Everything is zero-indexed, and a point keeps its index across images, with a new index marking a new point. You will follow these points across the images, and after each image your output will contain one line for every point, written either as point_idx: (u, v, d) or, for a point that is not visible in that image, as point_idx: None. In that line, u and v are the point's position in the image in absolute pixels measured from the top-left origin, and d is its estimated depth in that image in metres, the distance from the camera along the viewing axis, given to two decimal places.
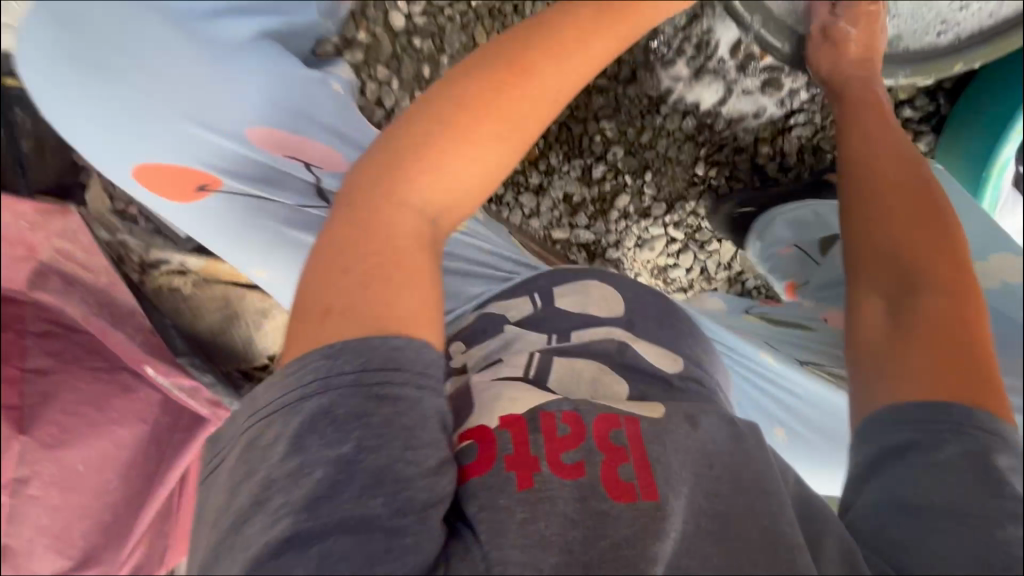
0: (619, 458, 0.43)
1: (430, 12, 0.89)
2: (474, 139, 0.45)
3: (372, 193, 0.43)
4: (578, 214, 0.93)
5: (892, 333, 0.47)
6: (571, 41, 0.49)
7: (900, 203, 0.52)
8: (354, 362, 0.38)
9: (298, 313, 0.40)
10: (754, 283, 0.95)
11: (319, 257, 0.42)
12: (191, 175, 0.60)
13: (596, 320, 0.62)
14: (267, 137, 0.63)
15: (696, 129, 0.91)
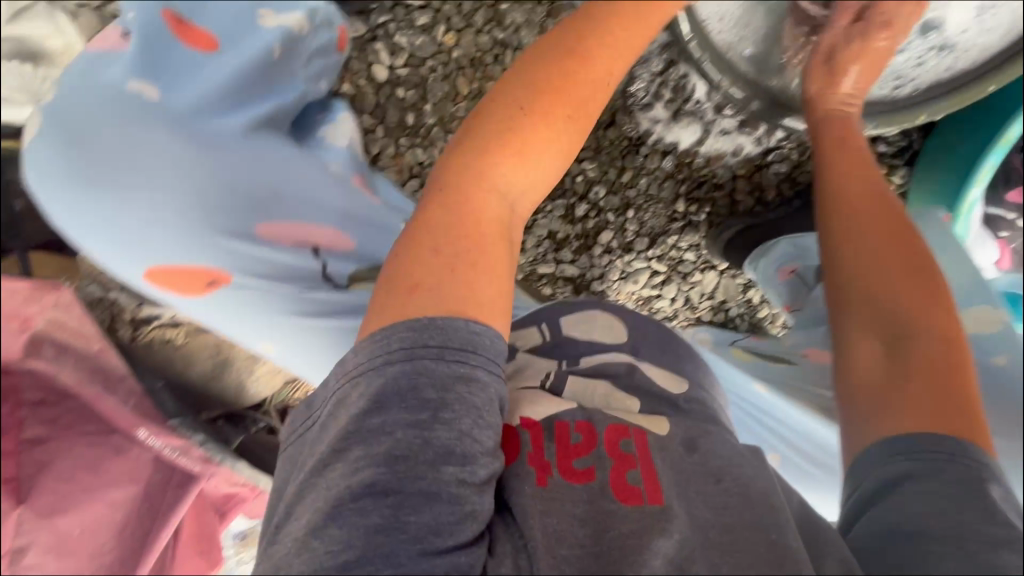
0: (627, 465, 0.47)
1: (413, 63, 0.90)
2: (546, 121, 0.48)
3: (464, 180, 0.45)
4: (563, 249, 1.02)
5: (887, 368, 0.50)
6: (621, 33, 0.53)
7: (882, 248, 0.56)
8: (439, 338, 0.38)
9: (383, 292, 0.41)
10: (737, 312, 1.06)
11: (394, 266, 0.42)
12: (202, 273, 0.57)
13: (605, 346, 0.63)
14: (282, 233, 0.60)
15: (675, 167, 1.03)
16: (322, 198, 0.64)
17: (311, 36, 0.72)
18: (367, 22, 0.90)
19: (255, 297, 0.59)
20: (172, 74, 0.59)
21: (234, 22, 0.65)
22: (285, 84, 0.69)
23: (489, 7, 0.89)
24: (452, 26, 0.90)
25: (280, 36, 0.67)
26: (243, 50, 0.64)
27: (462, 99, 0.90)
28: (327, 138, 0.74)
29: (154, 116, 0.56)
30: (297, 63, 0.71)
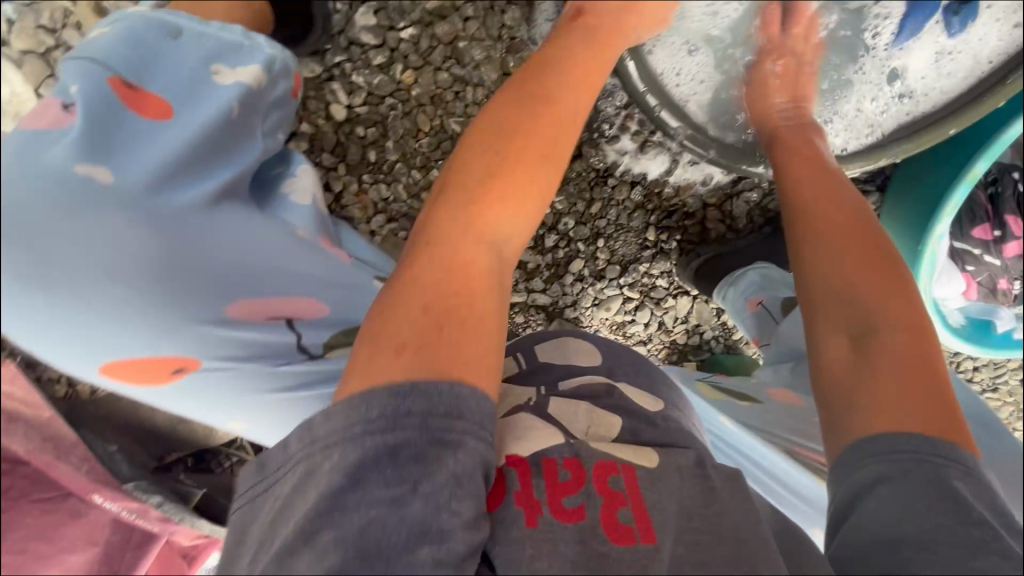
0: (616, 503, 0.47)
1: (373, 101, 0.90)
2: (523, 164, 0.49)
3: (447, 230, 0.45)
4: (534, 279, 1.04)
5: (858, 368, 0.54)
6: (579, 74, 0.54)
7: (848, 248, 0.61)
8: (422, 405, 0.37)
9: (368, 357, 0.39)
10: (711, 334, 1.14)
11: (374, 326, 0.41)
12: (167, 364, 0.54)
13: (582, 369, 0.63)
14: (253, 308, 0.58)
15: (643, 198, 1.05)
16: (296, 264, 0.62)
17: (267, 87, 0.68)
18: (322, 62, 0.88)
19: (229, 378, 0.59)
20: (117, 147, 0.50)
21: (185, 82, 0.60)
22: (243, 144, 0.63)
23: (447, 44, 0.89)
24: (409, 64, 0.90)
25: (238, 93, 0.63)
26: (202, 111, 0.59)
27: (424, 135, 0.91)
28: (293, 198, 0.72)
29: (106, 197, 0.47)
30: (256, 118, 0.66)
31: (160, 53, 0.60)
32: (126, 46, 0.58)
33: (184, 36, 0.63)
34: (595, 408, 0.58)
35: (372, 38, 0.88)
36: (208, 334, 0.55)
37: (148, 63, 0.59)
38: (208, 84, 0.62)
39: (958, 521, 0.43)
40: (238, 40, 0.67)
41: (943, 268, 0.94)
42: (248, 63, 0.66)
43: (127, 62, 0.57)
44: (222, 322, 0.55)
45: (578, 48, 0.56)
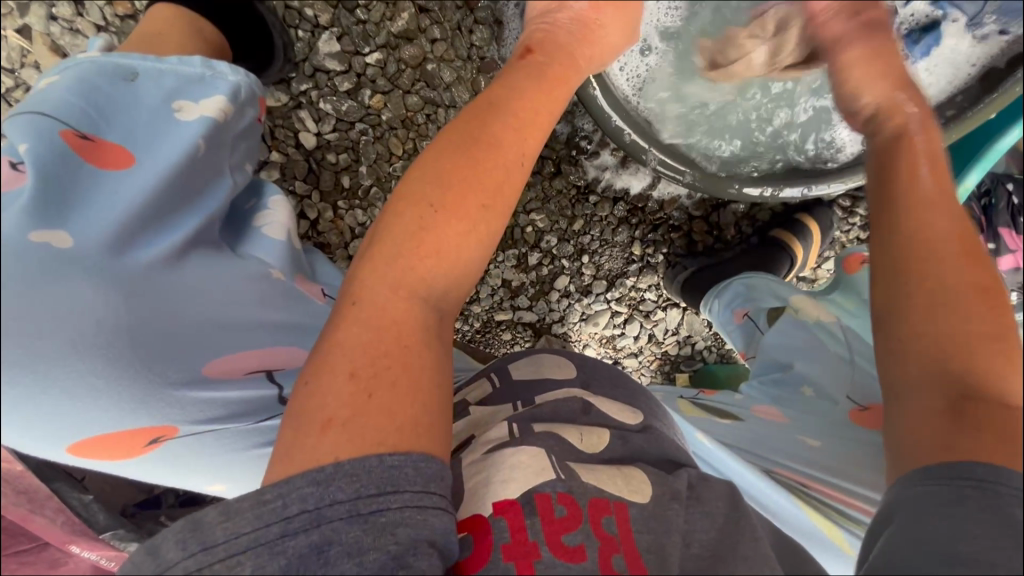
0: (612, 548, 0.43)
1: (342, 127, 0.88)
2: (459, 216, 0.47)
3: (380, 290, 0.43)
4: (519, 296, 1.02)
5: (958, 441, 0.43)
6: (524, 112, 0.53)
7: (969, 297, 0.47)
8: (349, 489, 0.36)
9: (293, 438, 0.38)
10: (703, 345, 1.12)
11: (300, 398, 0.40)
12: (140, 435, 0.45)
13: (557, 384, 0.61)
14: (226, 367, 0.49)
15: (627, 213, 1.02)
16: (266, 313, 0.53)
17: (237, 119, 0.53)
18: (289, 90, 0.86)
19: (207, 438, 0.50)
20: (78, 198, 0.41)
21: (143, 128, 0.47)
22: (214, 190, 0.50)
23: (415, 67, 0.87)
24: (377, 89, 0.87)
25: (203, 129, 0.49)
26: (161, 159, 0.46)
27: (397, 160, 0.89)
28: (267, 232, 0.58)
29: (67, 266, 0.38)
30: (225, 153, 0.51)
31: (117, 101, 0.47)
32: (73, 93, 0.45)
33: (141, 78, 0.50)
34: (584, 429, 0.54)
35: (337, 64, 0.86)
36: (184, 401, 0.46)
37: (101, 107, 0.46)
38: (169, 125, 0.48)
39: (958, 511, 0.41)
40: (197, 71, 0.52)
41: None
42: (210, 94, 0.51)
43: (76, 109, 0.44)
44: (199, 384, 0.46)
45: (524, 84, 0.54)
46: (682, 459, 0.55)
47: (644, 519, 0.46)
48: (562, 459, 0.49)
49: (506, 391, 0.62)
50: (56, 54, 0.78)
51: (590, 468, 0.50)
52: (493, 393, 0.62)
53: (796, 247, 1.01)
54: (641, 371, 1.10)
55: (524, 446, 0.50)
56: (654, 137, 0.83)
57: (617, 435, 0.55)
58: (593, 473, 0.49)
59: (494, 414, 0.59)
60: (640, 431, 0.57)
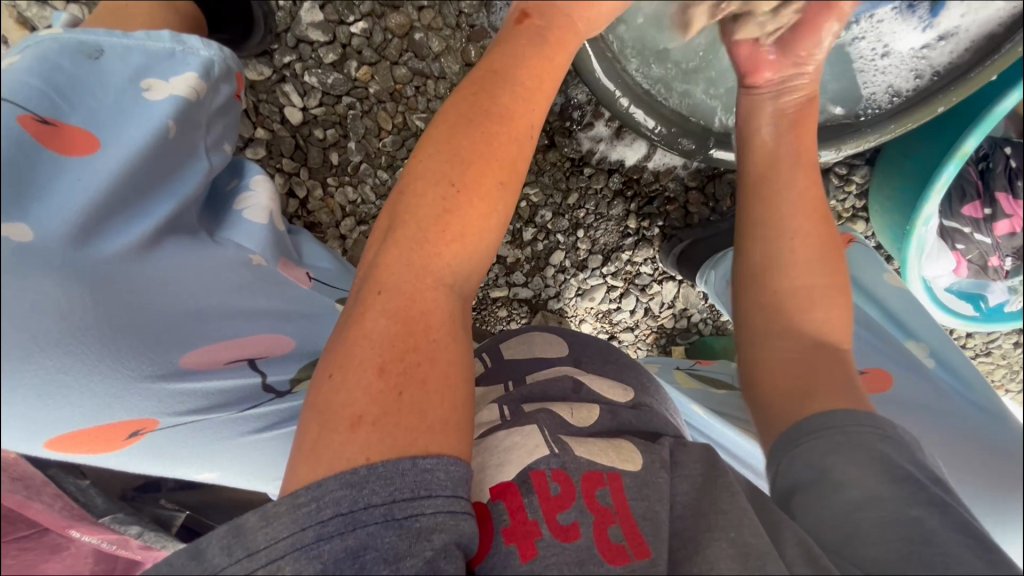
0: (608, 520, 0.42)
1: (329, 101, 0.86)
2: (479, 196, 0.45)
3: (404, 273, 0.41)
4: (515, 272, 1.01)
5: (805, 374, 0.52)
6: (531, 84, 0.50)
7: (806, 256, 0.57)
8: (384, 492, 0.34)
9: (316, 438, 0.36)
10: (699, 317, 1.11)
11: (322, 394, 0.38)
12: (118, 429, 0.43)
13: (549, 362, 0.60)
14: (210, 356, 0.48)
15: (622, 185, 1.01)
16: (244, 301, 0.52)
17: (210, 97, 0.52)
18: (271, 63, 0.83)
19: (189, 431, 0.48)
20: (35, 184, 0.37)
21: (109, 108, 0.44)
22: (187, 171, 0.49)
23: (402, 36, 0.84)
24: (364, 60, 0.85)
25: (173, 109, 0.47)
26: (129, 141, 0.44)
27: (386, 134, 0.87)
28: (247, 215, 0.56)
29: (25, 264, 0.35)
30: (198, 133, 0.51)
31: (79, 79, 0.43)
32: (33, 71, 0.41)
33: (107, 55, 0.46)
34: (573, 405, 0.53)
35: (320, 35, 0.83)
36: (161, 392, 0.44)
37: (62, 88, 0.42)
38: (136, 105, 0.46)
39: (886, 479, 0.42)
40: (167, 47, 0.50)
41: (934, 247, 0.93)
42: (182, 71, 0.49)
43: (37, 93, 0.40)
44: (175, 376, 0.45)
45: (527, 50, 0.52)
46: (669, 432, 0.53)
47: (637, 486, 0.44)
48: (554, 432, 0.48)
49: (497, 371, 0.60)
50: (25, 28, 0.75)
51: (580, 441, 0.48)
52: (485, 373, 0.61)
53: None
54: (637, 345, 1.10)
55: (515, 425, 0.49)
56: (654, 104, 0.79)
57: (607, 409, 0.53)
58: (587, 447, 0.47)
59: (486, 394, 0.58)
60: (632, 407, 0.55)
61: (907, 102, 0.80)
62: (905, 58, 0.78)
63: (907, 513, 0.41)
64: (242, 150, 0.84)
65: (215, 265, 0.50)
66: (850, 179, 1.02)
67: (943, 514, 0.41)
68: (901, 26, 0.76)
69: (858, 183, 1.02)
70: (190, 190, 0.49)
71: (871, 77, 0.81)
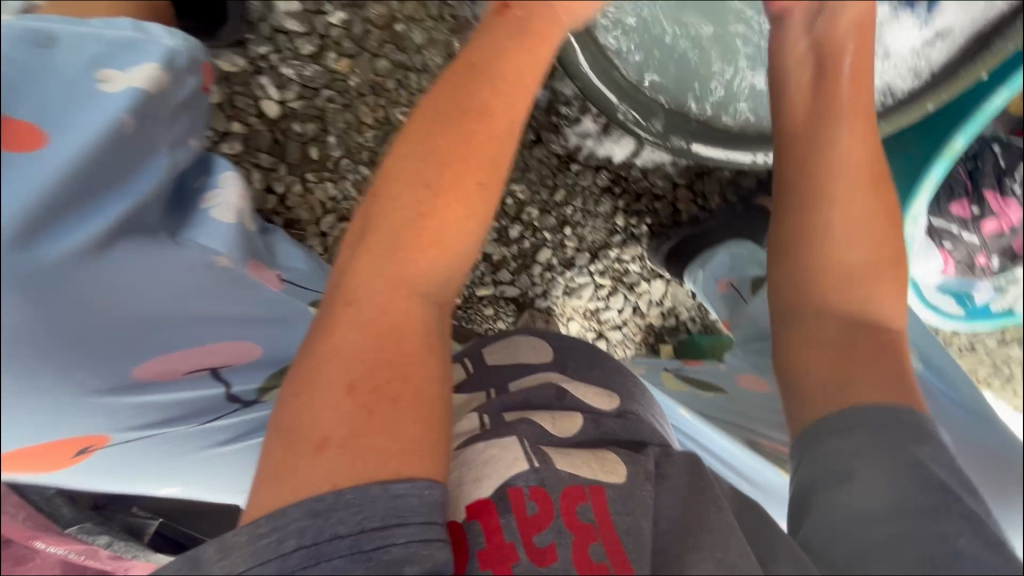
0: (589, 538, 0.40)
1: (308, 95, 0.83)
2: (460, 198, 0.43)
3: (376, 284, 0.39)
4: (502, 270, 0.98)
5: (838, 354, 0.50)
6: (512, 78, 0.47)
7: (844, 228, 0.55)
8: (351, 522, 0.32)
9: (280, 463, 0.33)
10: (687, 315, 1.09)
11: (288, 414, 0.35)
12: (72, 445, 0.42)
13: (532, 369, 0.57)
14: (166, 369, 0.45)
15: (610, 181, 1.00)
16: (216, 306, 0.48)
17: (173, 89, 0.49)
18: (246, 54, 0.80)
19: (140, 448, 0.47)
20: None
21: (60, 100, 0.41)
22: (146, 169, 0.46)
23: (383, 28, 0.83)
24: (343, 52, 0.83)
25: (131, 101, 0.44)
26: (83, 136, 0.40)
27: (368, 129, 0.84)
28: (214, 214, 0.53)
29: None
30: (159, 127, 0.48)
31: (29, 69, 0.40)
32: None
33: (62, 43, 0.44)
34: (555, 414, 0.51)
35: (297, 25, 0.81)
36: (107, 407, 0.42)
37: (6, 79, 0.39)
38: (91, 96, 0.43)
39: (916, 489, 0.41)
40: (128, 34, 0.47)
41: (921, 246, 0.91)
42: (143, 62, 0.47)
43: None
44: (126, 390, 0.43)
45: (507, 44, 0.49)
46: (657, 440, 0.51)
47: (622, 500, 0.42)
48: (535, 443, 0.46)
49: (480, 377, 0.58)
50: None
51: (562, 453, 0.46)
52: (468, 379, 0.59)
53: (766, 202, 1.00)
54: (625, 344, 1.06)
55: (493, 438, 0.46)
56: (643, 100, 0.75)
57: (590, 418, 0.51)
58: (568, 460, 0.45)
59: (468, 402, 0.55)
60: (617, 415, 0.52)
61: (903, 99, 0.77)
62: (905, 57, 0.78)
63: (932, 527, 0.39)
64: (216, 144, 0.80)
65: (184, 270, 0.46)
66: None
67: (975, 529, 0.39)
68: (897, 26, 0.77)
69: None
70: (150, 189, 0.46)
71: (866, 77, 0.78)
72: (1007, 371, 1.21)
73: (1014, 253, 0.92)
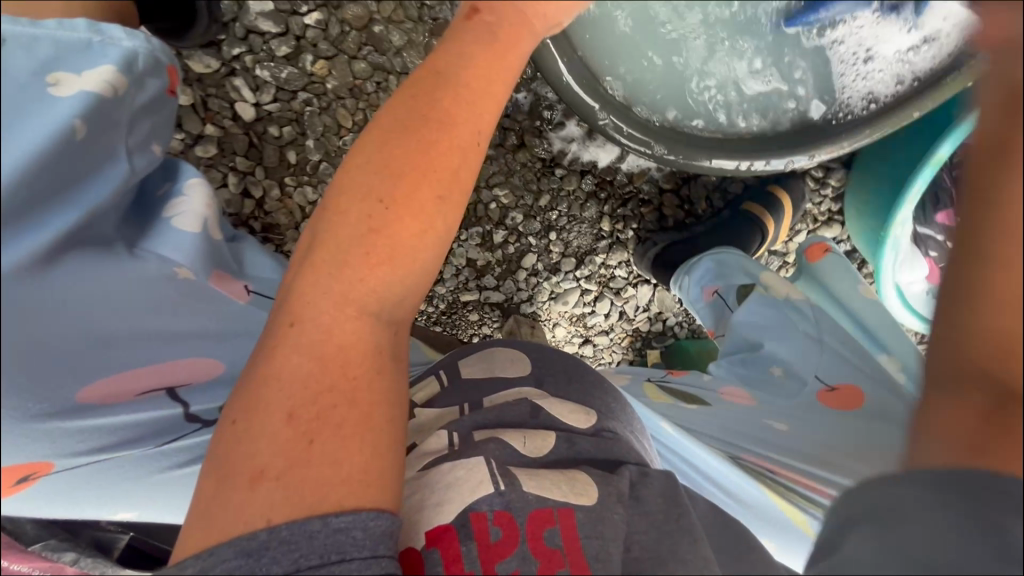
0: (556, 565, 0.38)
1: (283, 96, 0.80)
2: (415, 214, 0.40)
3: (322, 302, 0.37)
4: (485, 276, 0.98)
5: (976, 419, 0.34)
6: (478, 85, 0.45)
7: None
8: (285, 561, 0.30)
9: (215, 497, 0.32)
10: (674, 321, 1.07)
11: (225, 445, 0.34)
12: (6, 477, 0.39)
13: (507, 383, 0.56)
14: (114, 389, 0.43)
15: (595, 187, 0.98)
16: (170, 322, 0.47)
17: (133, 93, 0.48)
18: (220, 55, 0.78)
19: (89, 471, 0.45)
20: None
21: (5, 103, 0.39)
22: (99, 176, 0.44)
23: (360, 29, 0.80)
24: (319, 54, 0.80)
25: (82, 106, 0.42)
26: (27, 141, 0.38)
27: (346, 132, 0.82)
28: (177, 222, 0.50)
29: None
30: (117, 133, 0.46)
31: None
32: None
33: (10, 44, 0.41)
34: (527, 432, 0.49)
35: (271, 26, 0.79)
36: (53, 431, 0.40)
37: None
38: (40, 101, 0.41)
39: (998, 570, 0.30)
40: (82, 36, 0.45)
41: (908, 254, 0.91)
42: (97, 65, 0.45)
43: None
44: (70, 413, 0.41)
45: (475, 49, 0.46)
46: (632, 458, 0.50)
47: (592, 523, 0.40)
48: (503, 464, 0.44)
49: (454, 391, 0.56)
50: None
51: (532, 471, 0.45)
52: (443, 392, 0.57)
53: (753, 209, 0.97)
54: (612, 350, 1.06)
55: (461, 459, 0.45)
56: (633, 116, 0.75)
57: (563, 437, 0.49)
58: (536, 481, 0.43)
59: (440, 416, 0.54)
60: (592, 434, 0.51)
61: (887, 108, 0.73)
62: (890, 62, 0.70)
63: None
64: (190, 148, 0.79)
65: (136, 284, 0.44)
66: (824, 182, 1.02)
67: None
68: (886, 29, 0.67)
69: (833, 187, 1.02)
70: (99, 198, 0.43)
71: (851, 82, 0.72)
72: None
73: None
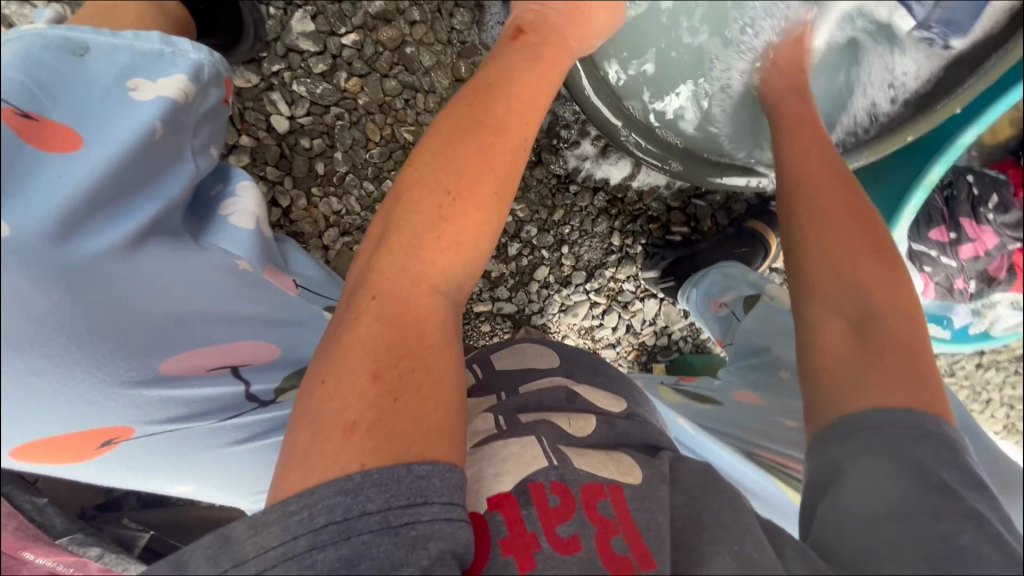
0: (611, 531, 0.41)
1: (316, 111, 0.85)
2: (476, 206, 0.45)
3: (400, 280, 0.41)
4: (499, 287, 1.00)
5: (861, 351, 0.49)
6: (526, 98, 0.50)
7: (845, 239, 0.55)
8: (379, 500, 0.33)
9: (308, 446, 0.35)
10: (679, 335, 1.11)
11: (315, 402, 0.36)
12: (92, 437, 0.43)
13: (540, 373, 0.59)
14: (191, 364, 0.46)
15: (607, 203, 1.03)
16: (235, 307, 0.50)
17: (198, 100, 0.51)
18: (259, 71, 0.83)
19: (162, 440, 0.47)
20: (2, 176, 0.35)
21: (94, 107, 0.43)
22: (172, 174, 0.47)
23: (392, 50, 0.85)
24: (353, 72, 0.85)
25: (160, 110, 0.46)
26: (114, 142, 0.42)
27: (374, 146, 0.86)
28: (233, 220, 0.55)
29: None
30: (186, 135, 0.49)
31: (65, 79, 0.42)
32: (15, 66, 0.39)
33: (93, 55, 0.45)
34: (570, 416, 0.52)
35: (311, 45, 0.83)
36: (138, 399, 0.43)
37: (45, 83, 0.40)
38: (123, 105, 0.44)
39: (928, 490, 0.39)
40: (157, 47, 0.48)
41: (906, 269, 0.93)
42: (170, 74, 0.48)
43: (18, 86, 0.39)
44: (153, 382, 0.44)
45: (523, 67, 0.51)
46: (664, 442, 0.53)
47: (640, 498, 0.44)
48: (553, 443, 0.47)
49: (489, 381, 0.59)
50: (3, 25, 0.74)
51: (579, 450, 0.48)
52: (477, 383, 0.60)
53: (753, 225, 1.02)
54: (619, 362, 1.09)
55: (516, 437, 0.48)
56: (652, 135, 0.80)
57: (604, 419, 0.53)
58: (586, 459, 0.46)
59: (479, 404, 0.56)
60: (626, 417, 0.54)
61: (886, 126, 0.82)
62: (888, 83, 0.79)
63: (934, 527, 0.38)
64: (224, 156, 0.83)
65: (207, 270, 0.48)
66: None
67: (980, 528, 0.38)
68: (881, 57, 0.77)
69: None
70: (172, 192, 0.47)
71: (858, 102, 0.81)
72: (985, 396, 1.25)
73: (992, 277, 0.97)
